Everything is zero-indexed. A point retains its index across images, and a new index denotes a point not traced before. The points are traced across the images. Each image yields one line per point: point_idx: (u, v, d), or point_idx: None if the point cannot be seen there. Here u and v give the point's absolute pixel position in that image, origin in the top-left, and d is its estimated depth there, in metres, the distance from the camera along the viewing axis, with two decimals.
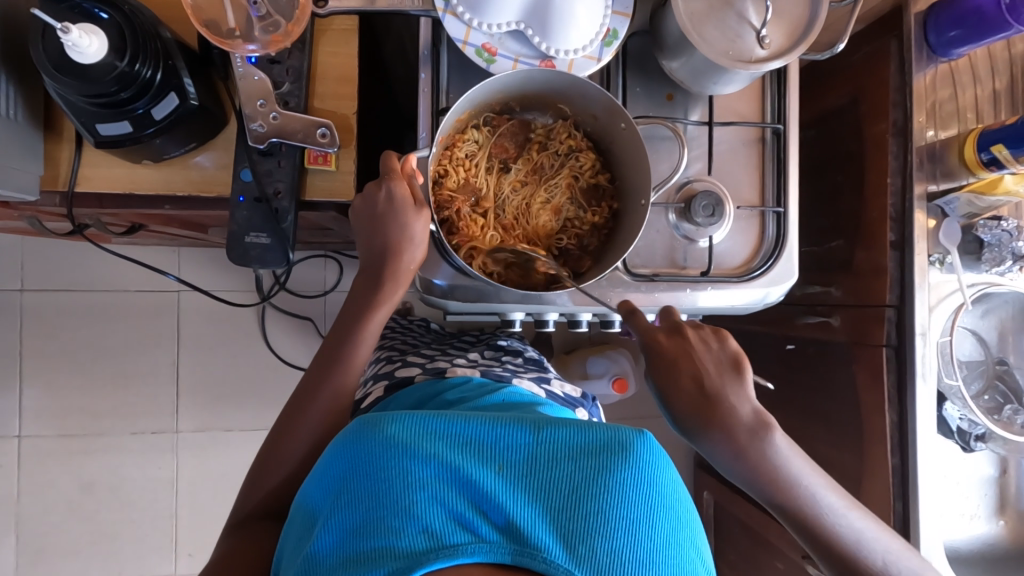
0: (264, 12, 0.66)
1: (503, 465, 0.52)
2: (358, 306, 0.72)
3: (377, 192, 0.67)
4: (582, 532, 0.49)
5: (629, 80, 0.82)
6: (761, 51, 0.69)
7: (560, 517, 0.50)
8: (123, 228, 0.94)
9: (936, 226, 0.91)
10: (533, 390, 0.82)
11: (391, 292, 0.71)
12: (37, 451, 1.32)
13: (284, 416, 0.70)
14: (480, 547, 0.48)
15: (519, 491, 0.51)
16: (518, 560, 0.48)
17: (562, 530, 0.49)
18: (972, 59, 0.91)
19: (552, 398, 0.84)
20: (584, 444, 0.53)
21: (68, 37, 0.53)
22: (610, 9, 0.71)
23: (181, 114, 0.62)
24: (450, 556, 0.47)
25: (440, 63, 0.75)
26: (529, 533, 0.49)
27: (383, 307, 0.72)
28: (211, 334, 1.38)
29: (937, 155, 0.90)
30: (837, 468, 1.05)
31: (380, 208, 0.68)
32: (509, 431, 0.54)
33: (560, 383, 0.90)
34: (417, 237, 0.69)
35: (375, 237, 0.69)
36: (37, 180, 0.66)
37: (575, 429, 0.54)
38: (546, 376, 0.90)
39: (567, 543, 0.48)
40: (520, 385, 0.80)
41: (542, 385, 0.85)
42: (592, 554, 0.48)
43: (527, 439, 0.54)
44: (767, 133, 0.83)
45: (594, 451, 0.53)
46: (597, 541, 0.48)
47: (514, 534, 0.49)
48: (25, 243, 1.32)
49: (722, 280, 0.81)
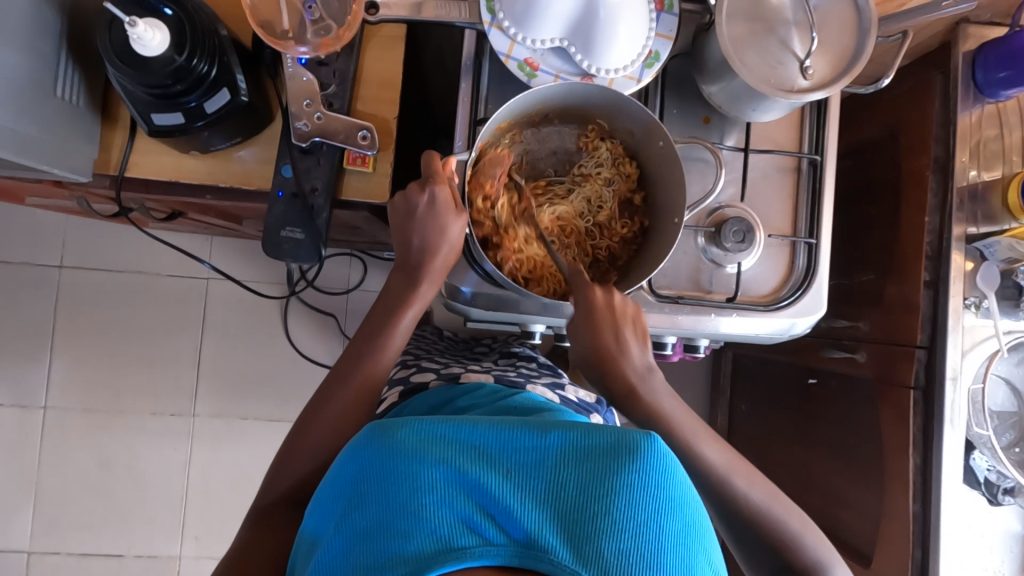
0: (318, 16, 0.69)
1: (511, 469, 0.52)
2: (390, 305, 0.73)
3: (419, 193, 0.69)
4: (588, 535, 0.48)
5: (667, 102, 0.82)
6: (803, 80, 0.69)
7: (567, 520, 0.49)
8: (163, 214, 0.98)
9: (974, 269, 0.88)
10: (547, 396, 0.82)
11: (424, 293, 0.73)
12: (61, 423, 1.36)
13: (303, 411, 0.71)
14: (488, 551, 0.48)
15: (526, 496, 0.51)
16: (525, 562, 0.48)
17: (568, 535, 0.49)
18: (1020, 101, 0.89)
19: (566, 403, 0.84)
20: (591, 448, 0.53)
21: (134, 30, 0.56)
22: (652, 31, 0.72)
23: (231, 109, 0.65)
24: (459, 558, 0.47)
25: (481, 74, 0.77)
26: (536, 536, 0.49)
27: (414, 307, 0.73)
28: (235, 322, 1.41)
29: (979, 196, 0.88)
30: (854, 510, 1.02)
31: (421, 210, 0.69)
32: (515, 435, 0.54)
33: (574, 389, 0.89)
34: (455, 241, 0.71)
35: (412, 237, 0.71)
36: (90, 163, 0.69)
37: (582, 432, 0.54)
38: (559, 382, 0.89)
39: (574, 547, 0.48)
40: (533, 393, 0.80)
41: (555, 391, 0.85)
42: (599, 557, 0.48)
43: (534, 442, 0.54)
44: (803, 163, 0.83)
45: (601, 454, 0.52)
46: (603, 546, 0.48)
47: (522, 537, 0.49)
48: (68, 222, 1.38)
49: (747, 307, 0.80)
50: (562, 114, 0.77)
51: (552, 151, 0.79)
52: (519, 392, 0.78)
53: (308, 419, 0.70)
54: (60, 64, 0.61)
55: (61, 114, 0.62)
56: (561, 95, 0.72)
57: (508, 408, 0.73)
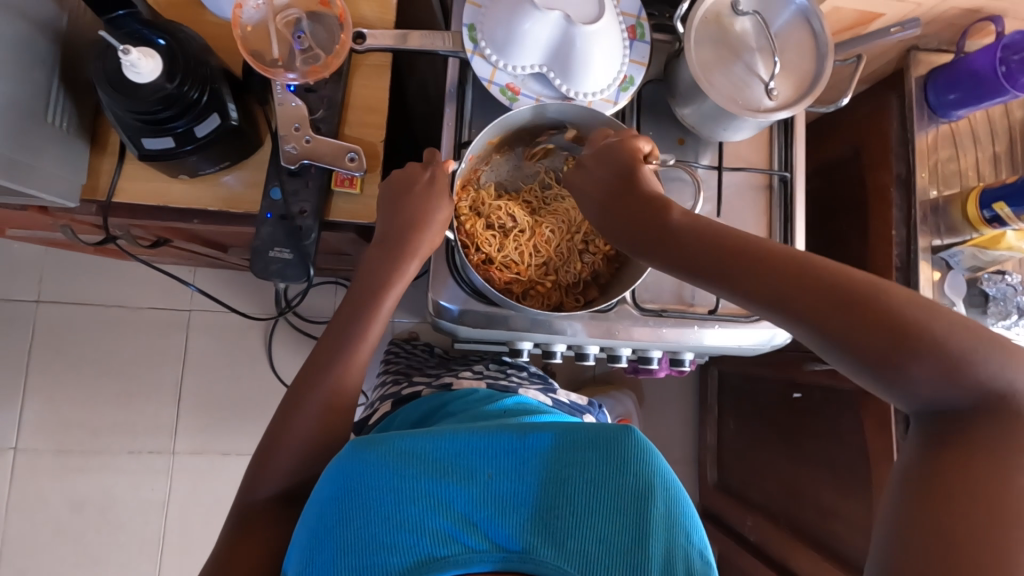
0: (307, 46, 0.72)
1: (492, 473, 0.53)
2: (372, 283, 0.73)
3: (421, 171, 0.73)
4: (570, 530, 0.50)
5: (643, 124, 0.86)
6: (769, 101, 0.73)
7: (549, 520, 0.51)
8: (149, 242, 0.98)
9: (941, 279, 0.92)
10: (540, 399, 0.83)
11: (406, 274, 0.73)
12: (31, 465, 1.31)
13: (275, 420, 0.69)
14: (473, 557, 0.49)
15: (509, 501, 0.52)
16: (509, 567, 0.49)
17: (551, 534, 0.50)
18: (971, 121, 0.95)
19: (560, 406, 0.85)
20: (571, 445, 0.54)
21: (127, 58, 0.58)
22: (626, 58, 0.76)
23: (221, 133, 0.66)
24: (443, 568, 0.48)
25: (465, 100, 0.80)
26: (521, 540, 0.50)
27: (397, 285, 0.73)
28: (218, 354, 1.39)
29: (940, 210, 0.92)
30: (844, 522, 1.02)
31: (411, 190, 0.72)
32: (496, 439, 0.54)
33: (566, 393, 0.91)
34: (437, 221, 0.72)
35: (398, 218, 0.71)
36: (77, 189, 0.70)
37: (561, 430, 0.55)
38: (551, 387, 0.90)
39: (556, 544, 0.49)
40: (525, 395, 0.82)
41: (548, 394, 0.86)
42: (582, 552, 0.49)
43: (515, 445, 0.54)
44: (774, 180, 0.87)
45: (580, 449, 0.54)
46: (585, 539, 0.50)
47: (504, 541, 0.50)
48: (47, 256, 1.36)
49: (729, 318, 0.82)
50: (557, 137, 0.80)
51: (543, 169, 0.83)
52: (509, 396, 0.79)
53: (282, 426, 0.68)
54: (52, 92, 0.62)
55: (50, 140, 0.63)
56: (547, 114, 0.74)
57: (492, 412, 0.73)
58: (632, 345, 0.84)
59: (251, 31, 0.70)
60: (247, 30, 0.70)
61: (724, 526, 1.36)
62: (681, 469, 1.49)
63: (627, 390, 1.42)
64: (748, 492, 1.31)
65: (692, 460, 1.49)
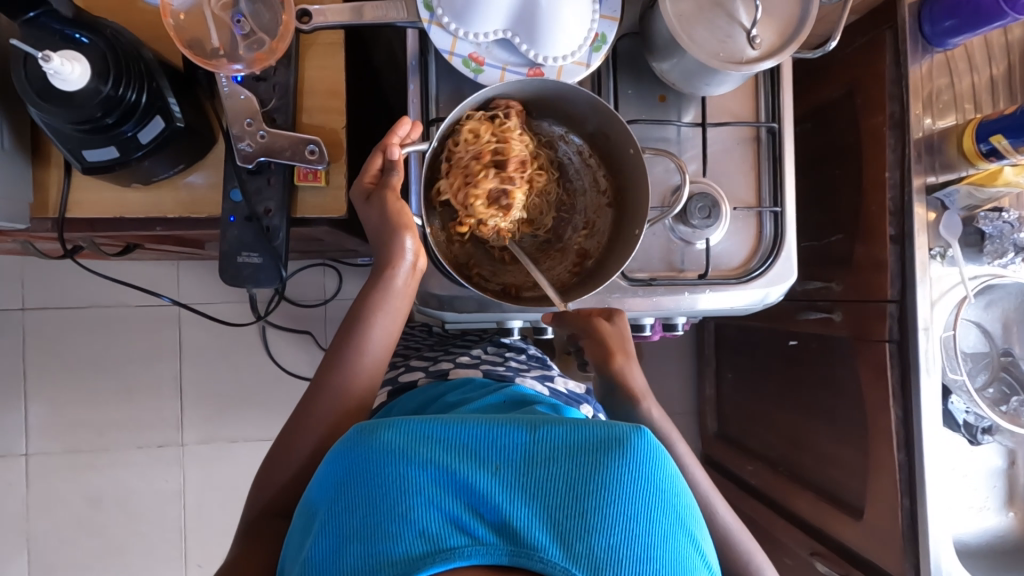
0: (249, 30, 0.66)
1: (500, 466, 0.53)
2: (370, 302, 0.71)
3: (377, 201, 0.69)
4: (578, 530, 0.50)
5: (620, 83, 0.81)
6: (752, 50, 0.68)
7: (557, 517, 0.50)
8: (118, 247, 0.94)
9: (936, 219, 0.90)
10: (536, 389, 0.82)
11: (404, 287, 0.71)
12: (42, 469, 1.33)
13: (276, 447, 0.71)
14: (478, 550, 0.48)
15: (515, 493, 0.52)
16: (515, 561, 0.48)
17: (559, 532, 0.49)
18: (967, 48, 0.89)
19: (557, 395, 0.84)
20: (581, 442, 0.54)
21: (50, 65, 0.53)
22: (597, 13, 0.70)
23: (168, 136, 0.61)
24: (448, 559, 0.48)
25: (428, 72, 0.75)
26: (524, 533, 0.49)
27: (398, 292, 0.71)
28: (211, 347, 1.38)
29: (935, 146, 0.89)
30: (841, 463, 1.04)
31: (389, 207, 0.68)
32: (506, 432, 0.55)
33: (564, 381, 0.90)
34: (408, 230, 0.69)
35: (386, 239, 0.70)
36: (27, 208, 0.66)
37: (571, 427, 0.55)
38: (549, 374, 0.89)
39: (562, 542, 0.49)
40: (523, 384, 0.81)
41: (545, 384, 0.85)
42: (589, 552, 0.49)
43: (524, 440, 0.54)
44: (761, 132, 0.82)
45: (591, 448, 0.53)
46: (592, 540, 0.49)
47: (509, 534, 0.49)
48: (24, 263, 1.33)
49: (720, 282, 0.80)
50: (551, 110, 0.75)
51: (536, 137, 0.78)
52: (509, 385, 0.79)
53: (287, 438, 0.70)
54: None
55: None
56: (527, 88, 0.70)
57: (493, 404, 0.73)
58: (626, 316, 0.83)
59: (184, 19, 0.64)
60: (180, 17, 0.64)
61: (726, 472, 1.39)
62: (682, 419, 1.51)
63: None
64: (748, 439, 1.33)
65: (694, 410, 1.51)
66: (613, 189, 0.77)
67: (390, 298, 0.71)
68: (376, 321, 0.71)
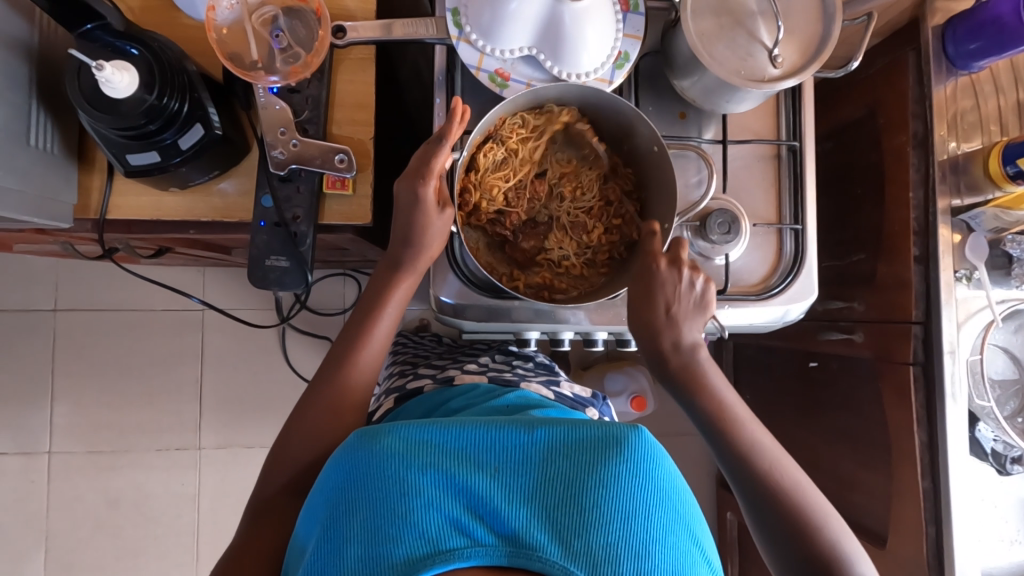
0: (286, 45, 0.69)
1: (498, 467, 0.54)
2: (369, 305, 0.76)
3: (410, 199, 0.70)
4: (578, 529, 0.50)
5: (642, 99, 0.82)
6: (774, 69, 0.69)
7: (557, 518, 0.51)
8: (151, 251, 0.98)
9: (962, 241, 0.89)
10: (541, 393, 0.83)
11: (408, 282, 0.75)
12: (65, 467, 1.36)
13: (277, 446, 0.71)
14: (477, 551, 0.49)
15: (515, 495, 0.52)
16: (514, 561, 0.49)
17: (558, 531, 0.50)
18: (993, 71, 0.89)
19: (562, 400, 0.85)
20: (580, 443, 0.54)
21: (102, 74, 0.56)
22: (620, 32, 0.72)
23: (206, 143, 0.64)
24: (448, 560, 0.48)
25: (454, 86, 0.77)
26: (524, 535, 0.50)
27: (407, 290, 0.76)
28: (232, 351, 1.41)
29: (961, 168, 0.88)
30: (862, 489, 1.01)
31: (403, 194, 0.70)
32: (505, 434, 0.55)
33: (570, 385, 0.90)
34: (437, 233, 0.71)
35: (412, 234, 0.71)
36: (70, 209, 0.69)
37: (570, 427, 0.56)
38: (555, 378, 0.90)
39: (562, 542, 0.49)
40: (528, 389, 0.81)
41: (550, 388, 0.86)
42: (588, 550, 0.49)
43: (524, 440, 0.55)
44: (782, 150, 0.83)
45: (591, 446, 0.54)
46: (591, 539, 0.49)
47: (509, 534, 0.50)
48: (59, 265, 1.38)
49: (739, 297, 0.80)
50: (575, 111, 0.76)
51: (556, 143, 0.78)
52: (512, 390, 0.80)
53: (306, 417, 0.71)
54: (32, 114, 0.61)
55: (37, 163, 0.62)
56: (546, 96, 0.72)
57: (495, 408, 0.75)
58: None
59: (226, 33, 0.68)
60: (223, 32, 0.68)
61: None
62: (698, 440, 1.48)
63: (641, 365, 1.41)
64: None
65: None
66: (636, 185, 0.79)
67: (401, 291, 0.75)
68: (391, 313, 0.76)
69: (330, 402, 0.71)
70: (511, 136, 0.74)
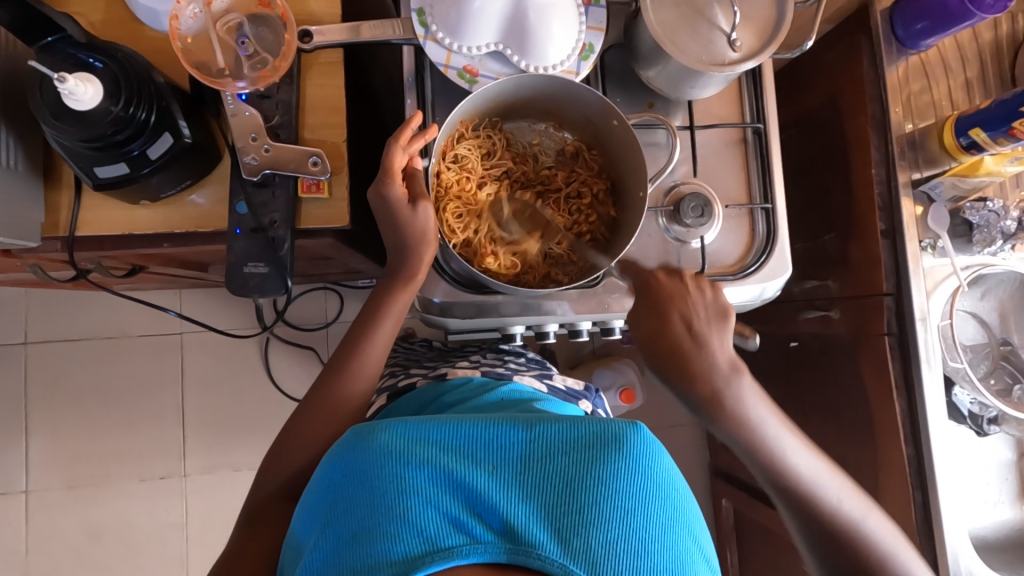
0: (252, 51, 0.70)
1: (497, 466, 0.54)
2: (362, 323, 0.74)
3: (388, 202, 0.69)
4: (575, 525, 0.50)
5: (610, 92, 0.84)
6: (733, 53, 0.71)
7: (554, 514, 0.51)
8: (125, 271, 0.96)
9: (925, 213, 0.92)
10: (534, 385, 0.83)
11: (404, 293, 0.73)
12: (42, 505, 1.31)
13: (269, 457, 0.70)
14: (475, 549, 0.49)
15: (513, 492, 0.52)
16: (512, 559, 0.48)
17: (557, 528, 0.50)
18: (940, 50, 0.93)
19: (555, 392, 0.86)
20: (578, 440, 0.55)
21: (65, 86, 0.55)
22: (584, 25, 0.74)
23: (176, 152, 0.64)
24: (446, 558, 0.48)
25: (425, 87, 0.78)
26: (523, 531, 0.50)
27: (398, 301, 0.73)
28: (214, 373, 1.38)
29: (918, 143, 0.92)
30: (851, 462, 1.03)
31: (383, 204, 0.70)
32: (503, 432, 0.55)
33: (562, 378, 0.91)
34: (428, 233, 0.70)
35: (394, 234, 0.71)
36: (38, 227, 0.68)
37: (567, 426, 0.56)
38: (548, 372, 0.91)
39: (560, 539, 0.49)
40: (521, 382, 0.82)
41: (543, 380, 0.86)
42: (587, 548, 0.49)
43: (521, 438, 0.55)
44: (748, 133, 0.85)
45: (588, 444, 0.54)
46: (589, 536, 0.49)
47: (508, 532, 0.50)
48: (28, 296, 1.34)
49: (717, 279, 0.81)
50: (532, 104, 0.78)
51: (517, 147, 0.82)
52: (505, 384, 0.80)
53: (301, 421, 0.70)
54: None
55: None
56: (507, 91, 0.74)
57: (491, 401, 0.75)
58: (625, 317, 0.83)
59: (191, 42, 0.68)
60: (188, 41, 0.68)
61: (734, 481, 1.37)
62: (689, 430, 1.50)
63: (628, 359, 1.42)
64: None
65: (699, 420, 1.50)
66: (605, 167, 0.81)
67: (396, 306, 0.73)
68: (384, 320, 0.73)
69: (317, 408, 0.70)
70: (471, 145, 0.77)
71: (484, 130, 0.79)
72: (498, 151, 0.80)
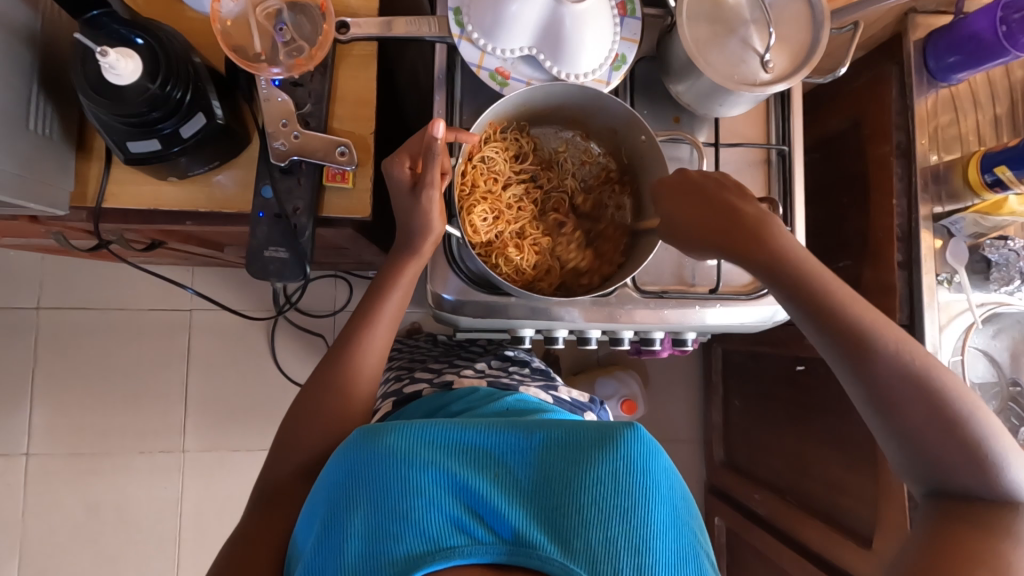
0: (289, 39, 0.70)
1: (499, 469, 0.54)
2: (369, 314, 0.75)
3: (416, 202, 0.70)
4: (576, 527, 0.50)
5: (638, 103, 0.84)
6: (765, 74, 0.72)
7: (554, 516, 0.51)
8: (144, 245, 0.97)
9: (943, 246, 0.91)
10: (540, 397, 0.84)
11: (411, 267, 0.75)
12: (42, 470, 1.32)
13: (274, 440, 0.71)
14: (477, 549, 0.50)
15: (515, 496, 0.53)
16: (513, 559, 0.49)
17: (557, 530, 0.50)
18: (971, 85, 0.92)
19: (560, 403, 0.86)
20: (578, 441, 0.55)
21: (106, 60, 0.56)
22: (618, 35, 0.74)
23: (207, 133, 0.65)
24: (448, 558, 0.49)
25: (454, 85, 0.78)
26: (524, 533, 0.50)
27: (403, 284, 0.75)
28: (221, 352, 1.39)
29: (942, 176, 0.91)
30: (850, 491, 1.03)
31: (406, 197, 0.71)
32: (504, 436, 0.55)
33: (567, 390, 0.91)
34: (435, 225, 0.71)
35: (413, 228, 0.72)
36: (67, 197, 0.69)
37: (567, 428, 0.56)
38: (552, 383, 0.91)
39: (561, 541, 0.50)
40: (527, 393, 0.82)
41: (549, 392, 0.87)
42: (588, 548, 0.49)
43: (521, 442, 0.55)
44: (772, 154, 0.85)
45: (588, 446, 0.54)
46: (589, 537, 0.50)
47: (509, 535, 0.50)
48: (44, 262, 1.35)
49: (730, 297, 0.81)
50: (558, 112, 0.78)
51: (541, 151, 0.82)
52: (511, 394, 0.79)
53: (306, 407, 0.70)
54: (32, 98, 0.61)
55: (34, 147, 0.62)
56: (537, 97, 0.74)
57: (494, 411, 0.74)
58: (634, 328, 0.83)
59: (231, 25, 0.69)
60: (227, 24, 0.69)
61: (731, 500, 1.37)
62: (688, 446, 1.49)
63: (632, 370, 1.42)
64: (754, 465, 1.32)
65: (698, 436, 1.50)
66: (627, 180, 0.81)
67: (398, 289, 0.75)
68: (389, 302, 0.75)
69: (324, 395, 0.71)
70: (498, 148, 0.77)
71: (511, 134, 0.79)
72: (523, 155, 0.80)
